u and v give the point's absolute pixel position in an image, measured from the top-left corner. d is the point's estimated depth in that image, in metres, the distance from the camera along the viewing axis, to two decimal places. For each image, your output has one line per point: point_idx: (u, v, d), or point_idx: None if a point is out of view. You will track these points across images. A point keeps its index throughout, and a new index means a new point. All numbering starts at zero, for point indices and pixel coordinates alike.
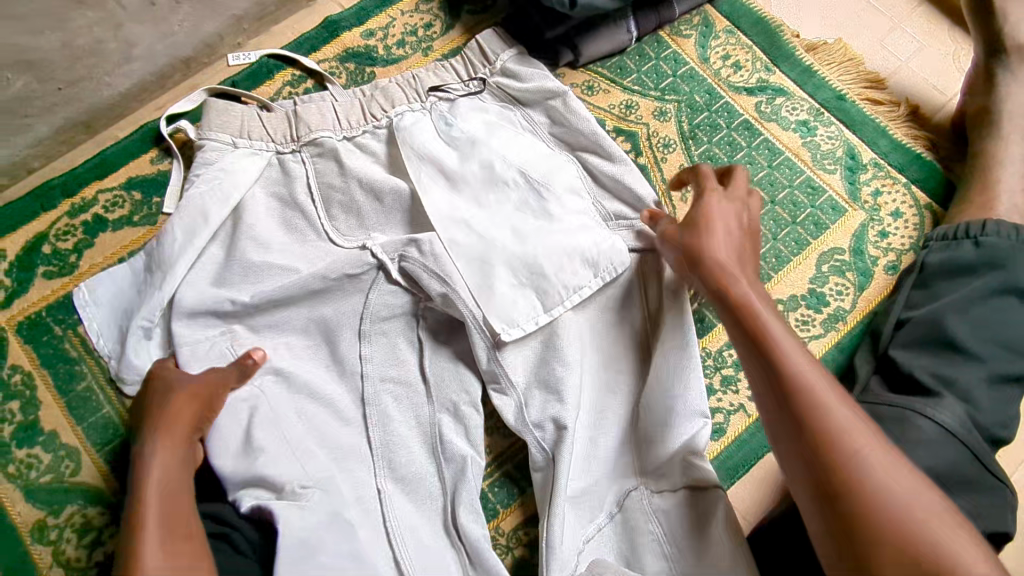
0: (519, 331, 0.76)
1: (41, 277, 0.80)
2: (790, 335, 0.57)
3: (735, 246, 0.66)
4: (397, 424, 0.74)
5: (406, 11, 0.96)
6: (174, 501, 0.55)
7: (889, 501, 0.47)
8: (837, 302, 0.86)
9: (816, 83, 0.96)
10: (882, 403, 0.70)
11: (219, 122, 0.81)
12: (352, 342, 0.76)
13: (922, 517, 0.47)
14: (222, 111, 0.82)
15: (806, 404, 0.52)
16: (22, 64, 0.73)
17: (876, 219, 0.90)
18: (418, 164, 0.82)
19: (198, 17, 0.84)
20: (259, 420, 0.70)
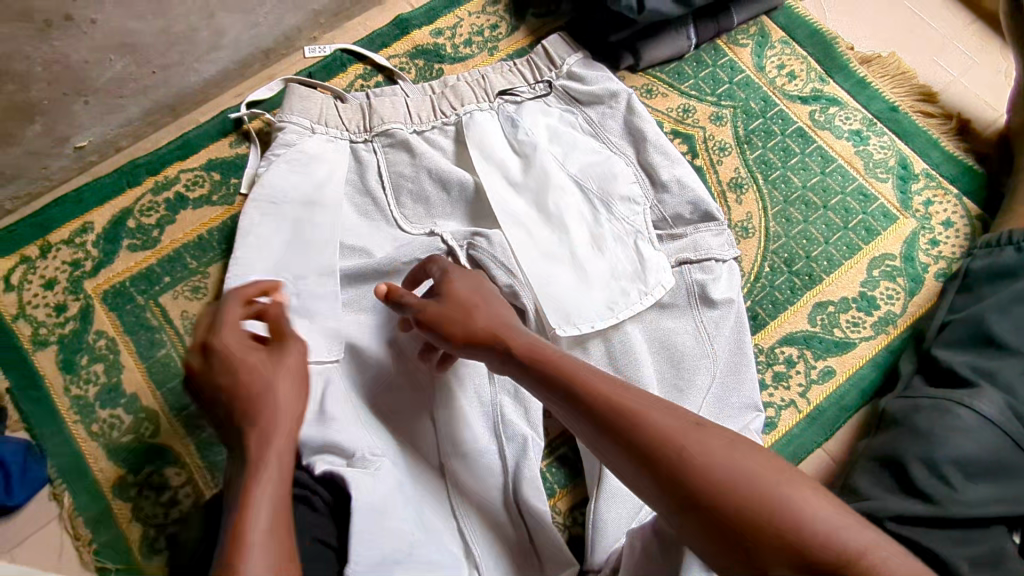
0: (575, 329, 0.78)
1: (126, 249, 0.84)
2: (584, 366, 0.59)
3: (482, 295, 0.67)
4: (459, 403, 0.76)
5: (473, 12, 1.00)
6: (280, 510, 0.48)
7: (722, 473, 0.47)
8: (887, 305, 0.88)
9: (869, 94, 0.99)
10: (921, 396, 0.74)
11: (300, 107, 0.86)
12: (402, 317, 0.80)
13: (767, 488, 0.46)
14: (304, 98, 0.87)
15: (620, 419, 0.53)
16: (124, 47, 0.77)
17: (927, 227, 0.92)
18: (484, 168, 0.86)
19: (282, 10, 0.89)
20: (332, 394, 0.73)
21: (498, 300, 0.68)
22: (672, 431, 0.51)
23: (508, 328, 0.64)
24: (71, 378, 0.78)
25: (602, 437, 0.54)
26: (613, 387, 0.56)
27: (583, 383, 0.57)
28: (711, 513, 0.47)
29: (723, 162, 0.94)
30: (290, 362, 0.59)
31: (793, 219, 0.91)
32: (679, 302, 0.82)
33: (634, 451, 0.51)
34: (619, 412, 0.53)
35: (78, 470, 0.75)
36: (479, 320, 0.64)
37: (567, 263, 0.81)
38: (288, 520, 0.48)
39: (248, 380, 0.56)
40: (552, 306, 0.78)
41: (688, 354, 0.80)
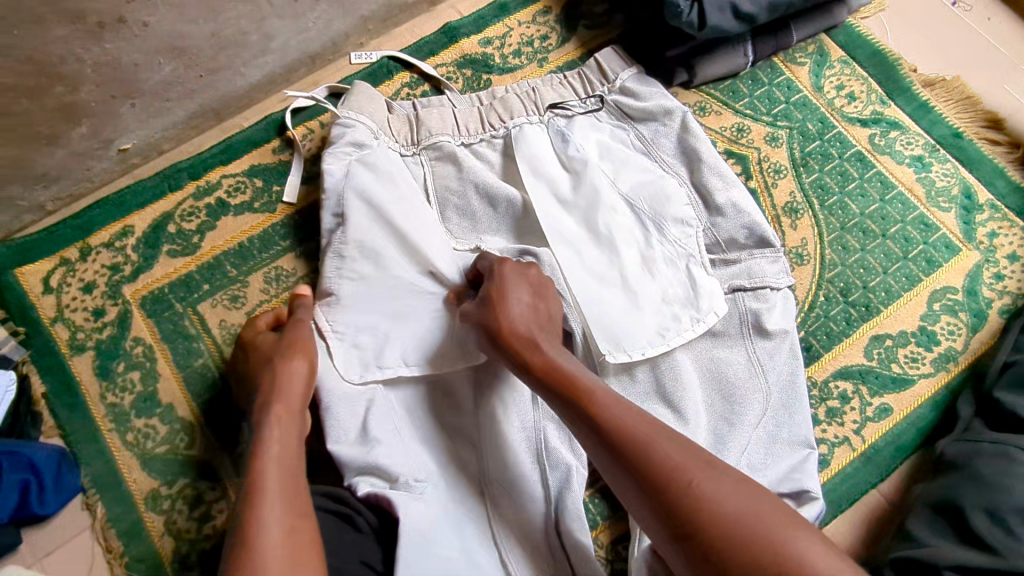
0: (624, 357, 0.75)
1: (165, 255, 0.83)
2: (602, 387, 0.60)
3: (525, 302, 0.68)
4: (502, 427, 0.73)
5: (523, 22, 0.98)
6: (289, 476, 0.56)
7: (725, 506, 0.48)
8: (948, 341, 0.84)
9: (932, 119, 0.95)
10: (984, 440, 0.71)
11: (367, 108, 0.83)
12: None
13: (764, 525, 0.46)
14: (370, 99, 0.84)
15: (632, 444, 0.53)
16: (173, 51, 0.76)
17: (992, 260, 0.88)
18: (533, 182, 0.83)
19: (330, 16, 0.87)
20: (376, 415, 0.71)
21: (538, 301, 0.70)
22: (681, 464, 0.51)
23: (540, 334, 0.66)
24: (107, 385, 0.77)
25: (613, 463, 0.55)
26: (627, 414, 0.56)
27: (598, 406, 0.57)
28: (710, 552, 0.47)
29: (778, 184, 0.91)
30: (302, 354, 0.67)
31: (850, 247, 0.88)
32: (732, 329, 0.79)
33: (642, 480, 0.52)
34: (631, 437, 0.54)
35: (112, 480, 0.73)
36: (509, 320, 0.66)
37: (618, 285, 0.78)
38: (295, 474, 0.56)
39: (271, 373, 0.65)
40: (601, 331, 0.75)
41: (740, 385, 0.76)
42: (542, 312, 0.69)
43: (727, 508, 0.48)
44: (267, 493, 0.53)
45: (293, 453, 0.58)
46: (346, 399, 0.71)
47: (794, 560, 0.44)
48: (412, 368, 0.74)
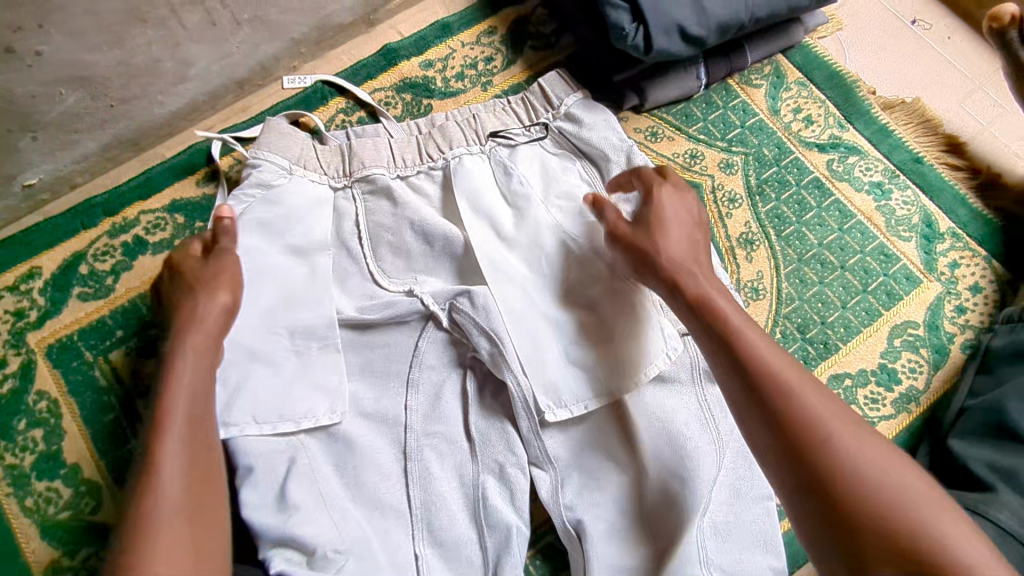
0: (566, 413, 0.72)
1: (75, 299, 0.77)
2: (750, 327, 0.56)
3: (686, 237, 0.65)
4: (438, 482, 0.71)
5: (467, 43, 0.93)
6: (198, 404, 0.54)
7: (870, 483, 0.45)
8: (909, 380, 0.80)
9: (891, 143, 0.91)
10: None
11: (279, 146, 0.78)
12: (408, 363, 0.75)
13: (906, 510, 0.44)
14: (284, 136, 0.79)
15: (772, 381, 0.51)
16: (76, 80, 0.70)
17: (954, 291, 0.84)
18: (475, 219, 0.78)
19: (257, 39, 0.81)
20: (296, 480, 0.65)
21: (701, 238, 0.67)
22: (825, 420, 0.48)
23: (696, 268, 0.63)
24: (6, 445, 0.71)
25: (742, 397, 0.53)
26: (773, 359, 0.53)
27: (739, 336, 0.55)
28: (842, 516, 0.45)
29: (733, 214, 0.87)
30: (229, 285, 0.63)
31: (807, 279, 0.84)
32: (683, 376, 0.73)
33: (773, 428, 0.49)
34: (774, 377, 0.51)
35: (8, 551, 0.68)
36: (670, 253, 0.63)
37: (563, 332, 0.74)
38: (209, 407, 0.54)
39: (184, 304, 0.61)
40: (537, 378, 0.72)
41: (696, 437, 0.70)
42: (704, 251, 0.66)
43: (895, 518, 0.43)
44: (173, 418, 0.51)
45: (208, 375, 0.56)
46: (266, 462, 0.65)
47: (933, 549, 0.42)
48: (263, 426, 0.66)
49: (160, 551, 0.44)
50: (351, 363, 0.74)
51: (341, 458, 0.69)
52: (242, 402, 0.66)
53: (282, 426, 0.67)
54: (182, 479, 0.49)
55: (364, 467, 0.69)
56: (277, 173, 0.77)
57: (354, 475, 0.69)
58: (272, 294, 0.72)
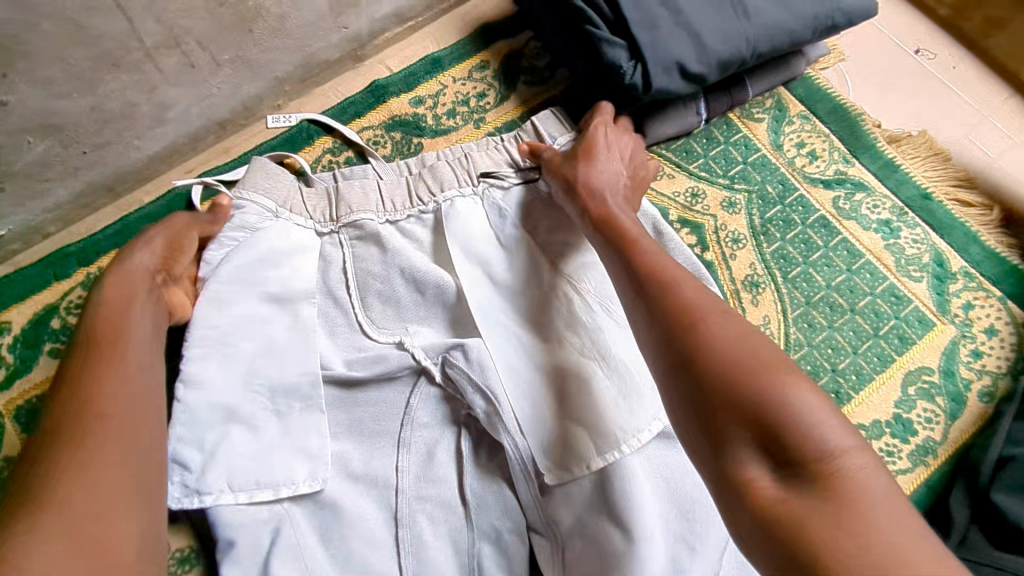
0: (569, 477, 0.66)
1: (47, 356, 0.73)
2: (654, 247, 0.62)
3: (613, 170, 0.73)
4: (432, 552, 0.66)
5: (458, 78, 0.90)
6: (149, 341, 0.58)
7: (729, 355, 0.47)
8: (925, 431, 0.77)
9: (899, 178, 0.88)
10: (984, 560, 0.61)
11: (265, 186, 0.75)
12: (399, 423, 0.71)
13: (757, 373, 0.46)
14: (270, 176, 0.75)
15: (661, 285, 0.55)
16: (46, 128, 0.66)
17: (968, 335, 0.81)
18: (469, 270, 0.75)
19: (239, 79, 0.78)
20: (280, 552, 0.62)
21: (625, 174, 0.74)
22: (700, 309, 0.51)
23: (611, 194, 0.70)
24: None
25: (635, 301, 0.57)
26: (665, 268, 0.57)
27: (640, 255, 0.60)
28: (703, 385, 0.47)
29: (737, 256, 0.83)
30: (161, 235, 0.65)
31: (816, 324, 0.80)
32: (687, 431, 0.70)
33: (656, 321, 0.53)
34: (663, 281, 0.56)
35: None
36: (596, 177, 0.71)
37: (559, 389, 0.69)
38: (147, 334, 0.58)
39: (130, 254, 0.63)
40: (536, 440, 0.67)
41: (701, 496, 0.66)
42: (626, 183, 0.74)
43: (744, 377, 0.46)
44: (115, 343, 0.55)
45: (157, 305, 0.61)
46: (248, 526, 0.63)
47: (777, 399, 0.44)
48: (239, 495, 0.63)
49: (99, 454, 0.48)
50: (339, 419, 0.71)
51: (327, 526, 0.65)
52: (217, 468, 0.63)
53: (256, 495, 0.64)
54: (123, 397, 0.52)
55: (351, 536, 0.65)
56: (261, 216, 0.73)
57: (342, 543, 0.65)
58: (254, 345, 0.68)
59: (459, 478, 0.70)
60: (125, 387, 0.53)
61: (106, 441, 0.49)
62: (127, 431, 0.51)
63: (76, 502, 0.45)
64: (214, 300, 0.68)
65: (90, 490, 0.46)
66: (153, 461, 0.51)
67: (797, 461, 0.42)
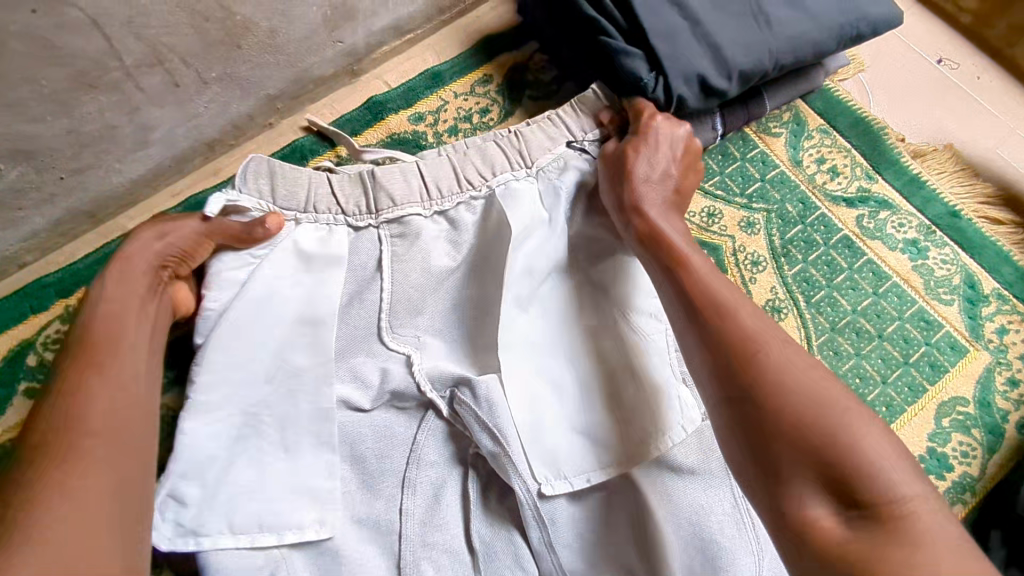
0: (565, 486, 0.62)
1: (22, 395, 0.68)
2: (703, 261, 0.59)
3: (659, 176, 0.68)
4: None
5: (460, 93, 0.85)
6: (135, 346, 0.55)
7: (794, 390, 0.46)
8: (962, 467, 0.72)
9: (925, 196, 0.83)
10: None
11: (285, 192, 0.69)
12: (405, 458, 0.65)
13: (827, 413, 0.44)
14: (291, 178, 0.69)
15: (716, 305, 0.52)
16: (17, 154, 0.62)
17: (1003, 361, 0.76)
18: (513, 278, 0.67)
19: (227, 97, 0.73)
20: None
21: (674, 173, 0.69)
22: (760, 337, 0.49)
23: (655, 202, 0.66)
24: None
25: (686, 320, 0.55)
26: (719, 288, 0.54)
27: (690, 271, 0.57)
28: (764, 419, 0.46)
29: (757, 279, 0.79)
30: (180, 236, 0.62)
31: (842, 351, 0.76)
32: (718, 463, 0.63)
33: (709, 345, 0.51)
34: (717, 301, 0.53)
35: None
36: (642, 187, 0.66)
37: (575, 398, 0.66)
38: (143, 342, 0.55)
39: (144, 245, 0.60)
40: (539, 455, 0.63)
41: (730, 543, 0.60)
42: (674, 189, 0.69)
43: (811, 417, 0.44)
44: (108, 350, 0.53)
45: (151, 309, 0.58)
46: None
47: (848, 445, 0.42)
48: (239, 539, 0.58)
49: (72, 473, 0.45)
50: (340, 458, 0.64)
51: (328, 572, 0.60)
52: (215, 511, 0.58)
53: (261, 539, 0.59)
54: (110, 408, 0.49)
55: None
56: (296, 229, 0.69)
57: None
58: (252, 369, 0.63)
59: (461, 513, 0.65)
60: (114, 397, 0.50)
61: (91, 462, 0.46)
62: (116, 444, 0.48)
63: (56, 514, 0.42)
64: (231, 325, 0.63)
65: (70, 504, 0.43)
66: (139, 479, 0.48)
67: (858, 500, 0.41)
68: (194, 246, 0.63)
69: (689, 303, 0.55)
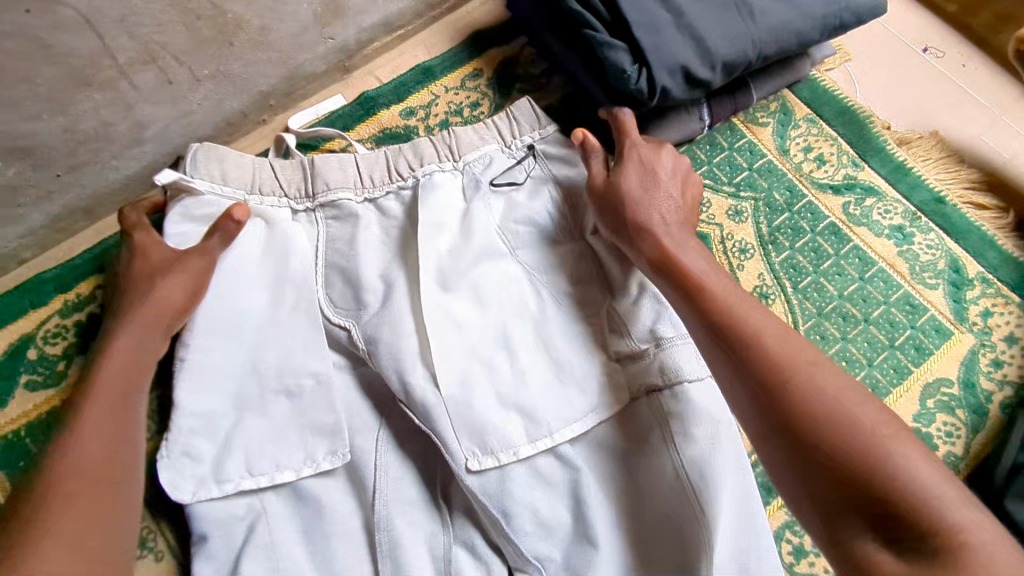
0: (492, 461, 0.63)
1: (23, 388, 0.70)
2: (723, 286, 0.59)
3: (668, 201, 0.68)
4: (412, 558, 0.62)
5: (450, 87, 0.86)
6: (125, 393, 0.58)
7: (846, 425, 0.47)
8: (946, 446, 0.74)
9: (911, 182, 0.85)
10: None
11: (232, 175, 0.72)
12: (372, 441, 0.67)
13: (880, 447, 0.45)
14: (234, 163, 0.72)
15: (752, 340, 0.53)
16: (18, 151, 0.67)
17: (988, 344, 0.78)
18: (446, 264, 0.70)
19: (220, 95, 0.74)
20: (251, 551, 0.61)
21: (677, 196, 0.69)
22: (801, 373, 0.50)
23: (661, 228, 0.65)
24: None
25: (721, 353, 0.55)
26: (752, 319, 0.55)
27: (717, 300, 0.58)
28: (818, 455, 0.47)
29: (745, 267, 0.80)
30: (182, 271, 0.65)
31: (828, 335, 0.77)
32: (699, 438, 0.62)
33: (750, 379, 0.52)
34: (750, 334, 0.54)
35: None
36: (647, 211, 0.66)
37: (533, 380, 0.66)
38: (131, 387, 0.59)
39: (144, 287, 0.64)
40: (467, 430, 0.64)
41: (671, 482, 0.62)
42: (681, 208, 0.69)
43: (868, 452, 0.45)
44: (95, 402, 0.56)
45: (145, 349, 0.62)
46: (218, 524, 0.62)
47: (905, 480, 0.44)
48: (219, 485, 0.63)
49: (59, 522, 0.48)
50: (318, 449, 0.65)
51: (310, 527, 0.64)
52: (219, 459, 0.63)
53: (279, 476, 0.64)
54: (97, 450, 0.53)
55: (334, 534, 0.64)
56: (202, 203, 0.70)
57: (323, 543, 0.63)
58: (228, 345, 0.66)
59: (421, 481, 0.67)
60: (103, 441, 0.54)
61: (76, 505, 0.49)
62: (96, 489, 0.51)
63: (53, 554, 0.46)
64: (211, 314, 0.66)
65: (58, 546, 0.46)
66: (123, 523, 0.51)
67: (915, 535, 0.42)
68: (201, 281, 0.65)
69: (722, 334, 0.55)
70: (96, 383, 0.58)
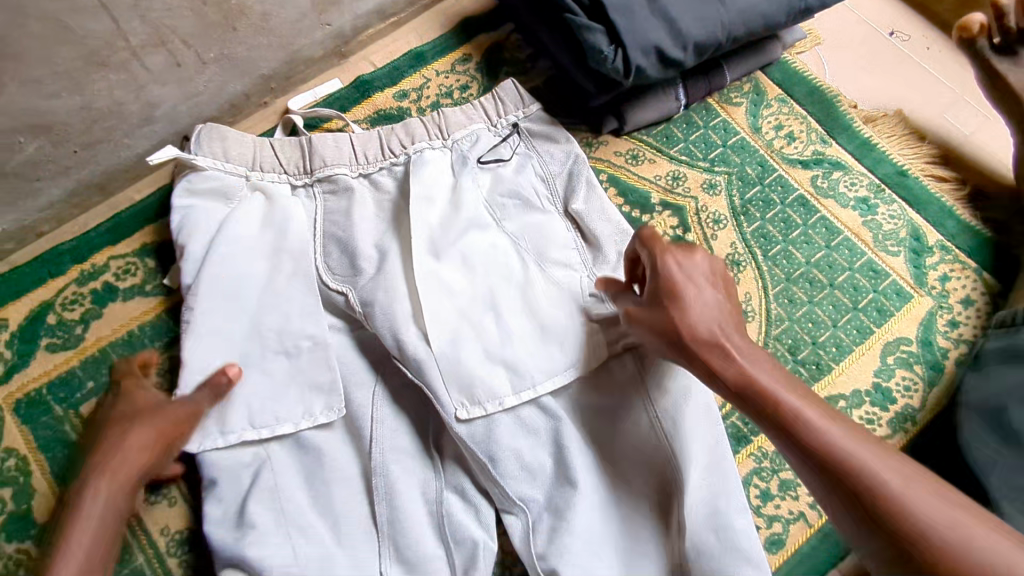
0: (479, 410, 0.68)
1: (43, 350, 0.75)
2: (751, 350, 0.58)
3: (711, 298, 0.60)
4: (405, 500, 0.68)
5: (441, 71, 0.91)
6: (104, 525, 0.60)
7: (915, 510, 0.48)
8: (904, 399, 0.79)
9: (875, 157, 0.90)
10: None
11: (235, 153, 0.77)
12: (369, 395, 0.72)
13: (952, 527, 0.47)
14: (238, 142, 0.77)
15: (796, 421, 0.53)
16: (37, 128, 0.70)
17: (945, 305, 0.83)
18: (436, 232, 0.75)
19: (224, 77, 0.80)
20: (257, 493, 0.66)
21: (722, 296, 0.60)
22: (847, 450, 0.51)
23: (725, 336, 0.58)
24: None
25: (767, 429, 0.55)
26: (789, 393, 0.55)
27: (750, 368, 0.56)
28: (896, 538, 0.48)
29: (718, 236, 0.85)
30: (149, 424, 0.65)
31: (796, 299, 0.82)
32: (672, 390, 0.69)
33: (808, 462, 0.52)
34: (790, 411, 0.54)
35: None
36: (701, 323, 0.58)
37: (518, 341, 0.71)
38: (111, 534, 0.60)
39: (112, 442, 0.64)
40: (456, 383, 0.69)
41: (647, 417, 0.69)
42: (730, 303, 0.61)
43: (942, 536, 0.47)
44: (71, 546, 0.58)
45: (122, 480, 0.62)
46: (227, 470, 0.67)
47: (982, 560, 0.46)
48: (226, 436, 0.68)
49: None
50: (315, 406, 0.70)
51: (312, 471, 0.69)
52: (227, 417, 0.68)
53: (279, 428, 0.69)
54: None
55: (333, 480, 0.69)
56: (205, 177, 0.76)
57: (323, 487, 0.68)
58: (235, 308, 0.71)
59: (414, 431, 0.72)
60: None
61: None
62: None
63: None
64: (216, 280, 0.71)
65: None
66: None
67: None
68: (173, 436, 0.65)
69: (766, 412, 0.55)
70: (75, 518, 0.59)
